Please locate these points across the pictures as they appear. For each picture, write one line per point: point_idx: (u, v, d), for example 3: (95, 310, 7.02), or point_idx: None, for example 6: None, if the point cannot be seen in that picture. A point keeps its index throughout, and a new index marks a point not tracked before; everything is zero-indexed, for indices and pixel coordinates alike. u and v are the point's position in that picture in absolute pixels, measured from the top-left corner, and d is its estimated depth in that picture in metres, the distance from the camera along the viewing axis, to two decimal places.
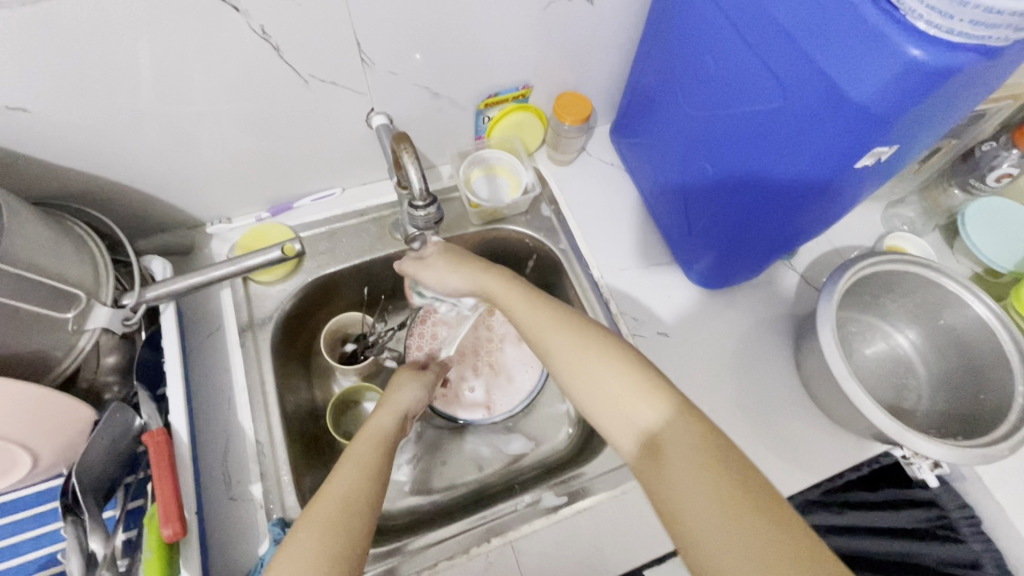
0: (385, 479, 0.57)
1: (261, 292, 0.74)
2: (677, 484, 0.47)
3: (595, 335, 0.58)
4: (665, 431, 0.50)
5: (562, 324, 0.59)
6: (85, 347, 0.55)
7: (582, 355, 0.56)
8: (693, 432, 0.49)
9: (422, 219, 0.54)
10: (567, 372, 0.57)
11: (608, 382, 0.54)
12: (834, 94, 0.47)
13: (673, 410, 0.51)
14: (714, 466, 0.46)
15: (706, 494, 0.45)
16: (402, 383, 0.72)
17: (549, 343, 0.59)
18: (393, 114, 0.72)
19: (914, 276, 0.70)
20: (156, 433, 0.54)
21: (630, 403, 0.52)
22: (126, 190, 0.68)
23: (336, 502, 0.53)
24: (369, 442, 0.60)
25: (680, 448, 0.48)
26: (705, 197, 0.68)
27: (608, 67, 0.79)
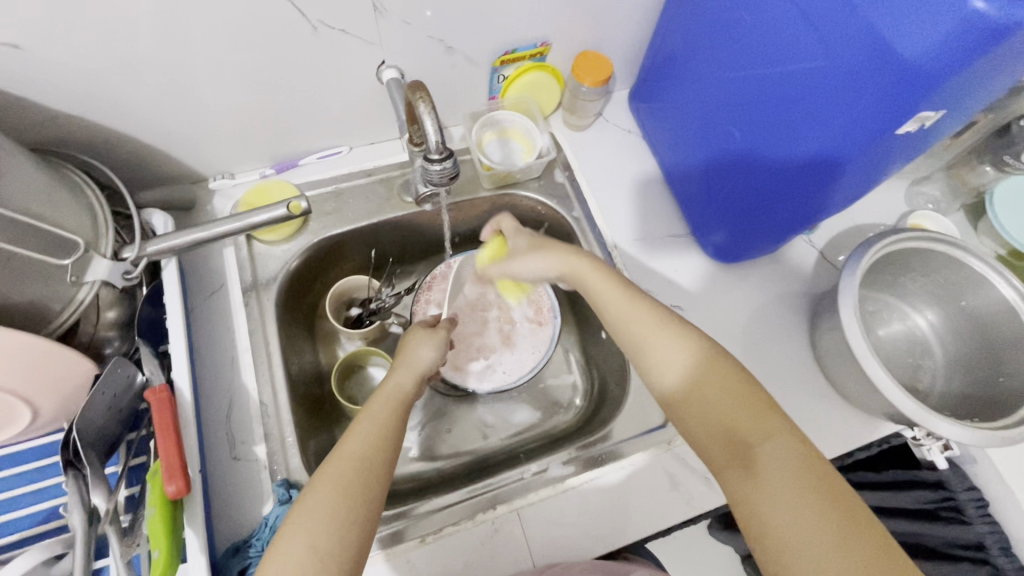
0: (398, 442, 0.57)
1: (265, 252, 0.72)
2: (778, 506, 0.45)
3: (698, 342, 0.55)
4: (765, 449, 0.48)
5: (663, 324, 0.57)
6: (84, 299, 0.53)
7: (687, 361, 0.54)
8: (797, 456, 0.47)
9: (438, 174, 0.51)
10: (661, 373, 0.55)
11: (709, 392, 0.53)
12: (881, 51, 0.44)
13: (776, 429, 0.49)
14: (822, 494, 0.45)
15: (816, 523, 0.43)
16: (419, 343, 0.69)
17: (646, 340, 0.57)
18: (405, 68, 0.69)
19: (939, 255, 0.67)
20: (158, 390, 0.53)
21: (728, 417, 0.51)
22: (125, 140, 0.65)
23: (352, 462, 0.53)
24: (386, 403, 0.60)
25: (783, 470, 0.46)
26: (729, 164, 0.65)
27: (631, 26, 0.75)
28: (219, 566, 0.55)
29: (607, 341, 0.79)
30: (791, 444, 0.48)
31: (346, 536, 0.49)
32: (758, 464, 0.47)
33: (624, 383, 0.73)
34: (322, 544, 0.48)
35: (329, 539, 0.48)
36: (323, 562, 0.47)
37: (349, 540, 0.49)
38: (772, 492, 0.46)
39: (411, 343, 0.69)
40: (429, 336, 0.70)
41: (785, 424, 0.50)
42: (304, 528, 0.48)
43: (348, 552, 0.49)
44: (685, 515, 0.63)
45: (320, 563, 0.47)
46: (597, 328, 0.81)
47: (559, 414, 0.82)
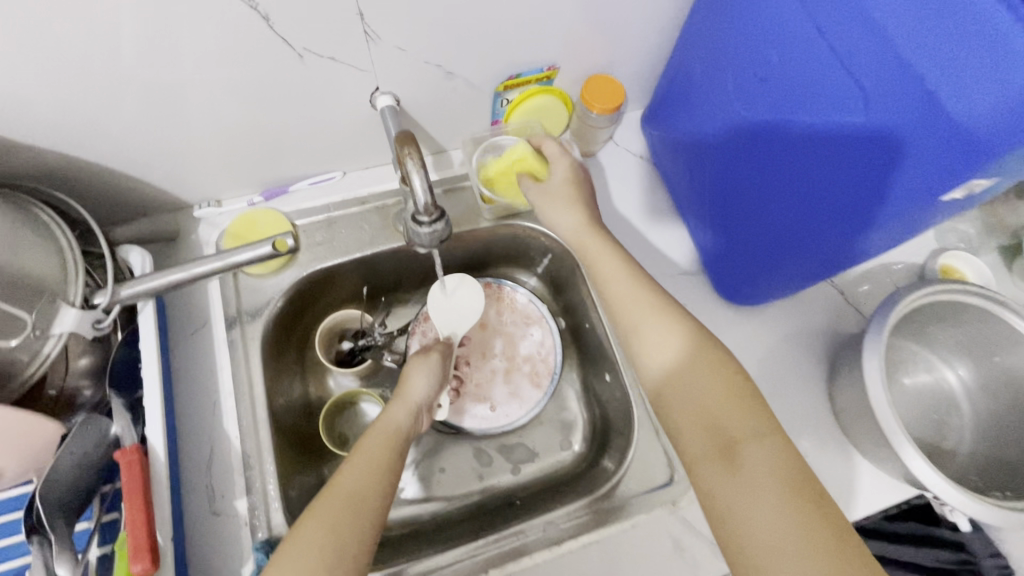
0: (393, 479, 0.56)
1: (252, 285, 0.68)
2: (752, 500, 0.46)
3: (697, 334, 0.56)
4: (749, 444, 0.48)
5: (663, 314, 0.57)
6: (51, 352, 0.49)
7: (685, 356, 0.55)
8: (779, 454, 0.47)
9: (427, 236, 0.47)
10: (661, 364, 0.56)
11: (700, 381, 0.53)
12: (931, 112, 0.40)
13: (762, 425, 0.49)
14: (796, 492, 0.45)
15: (787, 521, 0.44)
16: (415, 371, 0.67)
17: (646, 326, 0.58)
18: (401, 94, 0.64)
19: (972, 309, 0.62)
20: (128, 451, 0.50)
21: (715, 409, 0.51)
22: (101, 170, 0.61)
23: (345, 496, 0.52)
24: (380, 436, 0.58)
25: (764, 468, 0.47)
26: (748, 207, 0.61)
27: (645, 47, 0.70)
28: None
29: (612, 383, 0.74)
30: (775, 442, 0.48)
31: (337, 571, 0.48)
32: (739, 458, 0.48)
33: (628, 433, 0.69)
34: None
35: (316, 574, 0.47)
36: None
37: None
38: (746, 487, 0.46)
39: (407, 374, 0.67)
40: (423, 364, 0.68)
41: (773, 421, 0.50)
42: (294, 561, 0.47)
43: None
44: None
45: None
46: (602, 369, 0.76)
47: (559, 456, 0.78)
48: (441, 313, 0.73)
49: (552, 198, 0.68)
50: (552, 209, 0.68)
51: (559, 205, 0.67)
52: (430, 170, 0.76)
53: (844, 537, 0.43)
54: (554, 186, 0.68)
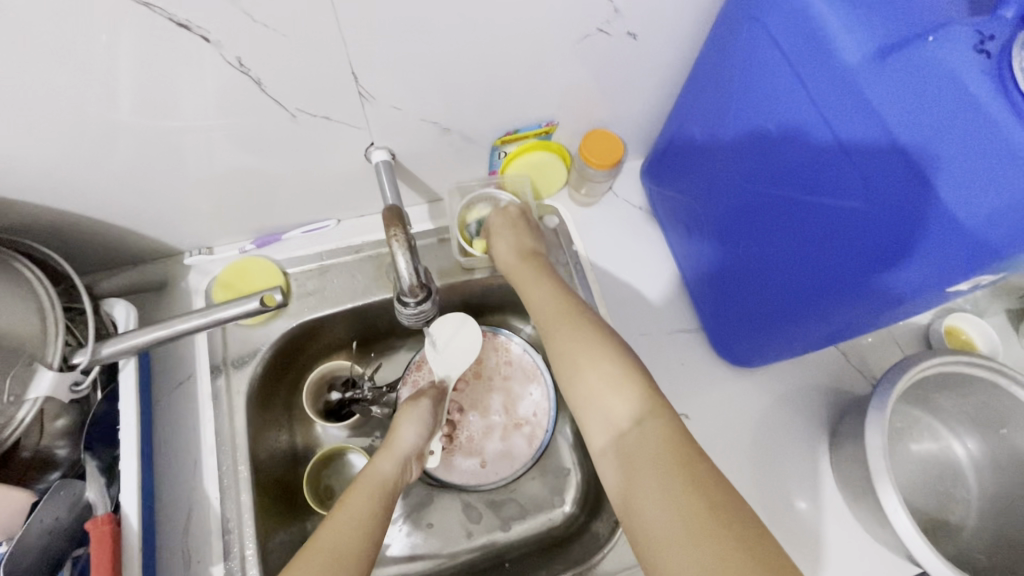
0: (378, 532, 0.54)
1: (240, 336, 0.67)
2: (639, 486, 0.46)
3: (589, 329, 0.57)
4: (634, 430, 0.49)
5: (563, 313, 0.59)
6: (25, 418, 0.48)
7: (576, 350, 0.56)
8: (662, 436, 0.47)
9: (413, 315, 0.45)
10: (558, 362, 0.57)
11: (587, 374, 0.54)
12: (933, 208, 0.39)
13: (645, 408, 0.50)
14: (675, 470, 0.45)
15: (666, 502, 0.43)
16: (404, 420, 0.66)
17: (548, 327, 0.59)
18: (396, 148, 0.64)
19: (977, 379, 0.60)
20: (99, 520, 0.48)
21: (609, 397, 0.52)
22: (90, 221, 0.60)
23: (322, 555, 0.50)
24: (365, 489, 0.57)
25: (646, 451, 0.47)
26: (749, 274, 0.60)
27: (646, 103, 0.69)
28: None
29: None
30: (653, 423, 0.48)
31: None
32: (628, 447, 0.48)
33: None
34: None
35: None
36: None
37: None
38: (634, 473, 0.47)
39: (397, 422, 0.67)
40: (413, 410, 0.67)
41: (656, 401, 0.50)
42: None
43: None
44: None
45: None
46: None
47: (550, 514, 0.75)
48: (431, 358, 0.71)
49: (498, 231, 0.69)
50: (497, 242, 0.68)
51: (501, 235, 0.68)
52: (425, 219, 0.75)
53: (720, 510, 0.42)
54: (499, 220, 0.69)
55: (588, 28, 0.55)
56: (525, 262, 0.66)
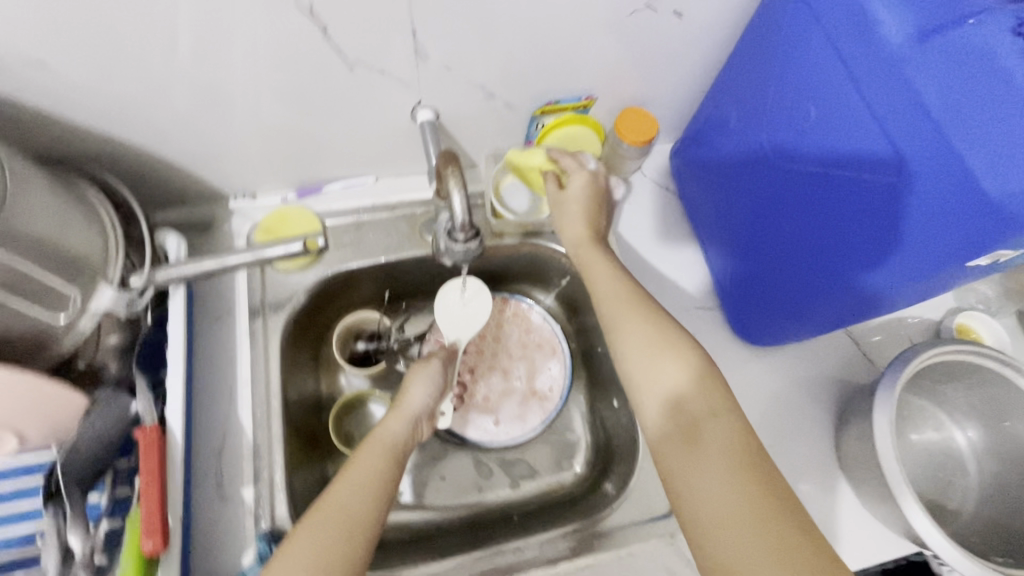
0: (390, 490, 0.57)
1: (278, 279, 0.70)
2: (709, 478, 0.47)
3: (663, 322, 0.56)
4: (710, 424, 0.49)
5: (634, 308, 0.58)
6: (85, 328, 0.52)
7: (652, 345, 0.55)
8: (736, 435, 0.48)
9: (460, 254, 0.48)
10: (628, 356, 0.56)
11: (662, 365, 0.53)
12: (963, 182, 0.41)
13: (722, 405, 0.50)
14: (748, 469, 0.47)
15: (738, 496, 0.45)
16: (415, 379, 0.68)
17: (618, 318, 0.58)
18: (441, 109, 0.66)
19: (987, 371, 0.62)
20: (148, 429, 0.51)
21: (679, 387, 0.52)
22: (148, 156, 0.63)
23: (335, 513, 0.52)
24: (376, 449, 0.59)
25: (722, 447, 0.48)
26: (775, 251, 0.62)
27: (683, 84, 0.72)
28: None
29: (619, 409, 0.76)
30: (731, 422, 0.49)
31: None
32: (700, 439, 0.49)
33: (631, 460, 0.69)
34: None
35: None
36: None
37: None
38: (702, 463, 0.47)
39: (408, 382, 0.68)
40: (425, 372, 0.69)
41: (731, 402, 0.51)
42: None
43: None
44: None
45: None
46: (611, 394, 0.77)
47: (558, 476, 0.78)
48: (449, 316, 0.72)
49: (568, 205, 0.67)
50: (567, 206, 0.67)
51: (570, 207, 0.67)
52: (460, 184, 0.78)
53: (790, 513, 0.45)
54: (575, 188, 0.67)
55: (637, 4, 0.58)
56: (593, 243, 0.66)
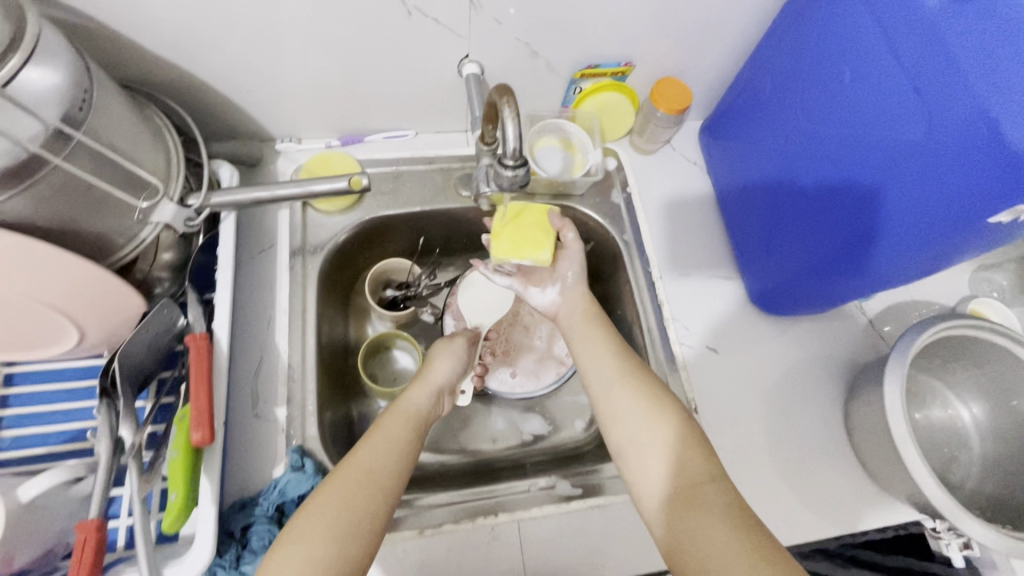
0: (413, 458, 0.57)
1: (318, 220, 0.73)
2: (711, 535, 0.45)
3: (658, 389, 0.57)
4: (710, 487, 0.48)
5: (628, 373, 0.58)
6: (146, 238, 0.54)
7: (650, 414, 0.54)
8: (733, 497, 0.47)
9: (508, 179, 0.50)
10: (626, 426, 0.55)
11: (658, 432, 0.53)
12: (990, 134, 0.43)
13: (720, 470, 0.49)
14: (751, 526, 0.45)
15: (743, 552, 0.43)
16: (439, 354, 0.70)
17: (610, 383, 0.58)
18: (486, 64, 0.69)
19: (998, 348, 0.64)
20: (198, 336, 0.54)
21: (666, 444, 0.52)
22: (206, 91, 0.66)
23: (359, 475, 0.52)
24: (402, 417, 0.60)
25: (723, 505, 0.46)
26: (799, 218, 0.64)
27: (719, 58, 0.74)
28: (223, 518, 0.56)
29: None
30: (728, 484, 0.48)
31: (350, 543, 0.47)
32: (700, 500, 0.47)
33: None
34: (322, 554, 0.46)
35: (328, 550, 0.46)
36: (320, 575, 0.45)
37: (353, 555, 0.47)
38: (704, 522, 0.46)
39: (432, 356, 0.69)
40: (450, 347, 0.71)
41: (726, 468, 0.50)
42: (306, 536, 0.46)
43: (347, 567, 0.46)
44: None
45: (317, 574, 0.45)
46: None
47: (571, 432, 0.81)
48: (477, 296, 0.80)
49: (567, 257, 0.69)
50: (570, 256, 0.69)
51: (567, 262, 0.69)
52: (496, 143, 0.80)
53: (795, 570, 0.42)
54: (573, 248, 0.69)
55: None
56: (588, 298, 0.68)
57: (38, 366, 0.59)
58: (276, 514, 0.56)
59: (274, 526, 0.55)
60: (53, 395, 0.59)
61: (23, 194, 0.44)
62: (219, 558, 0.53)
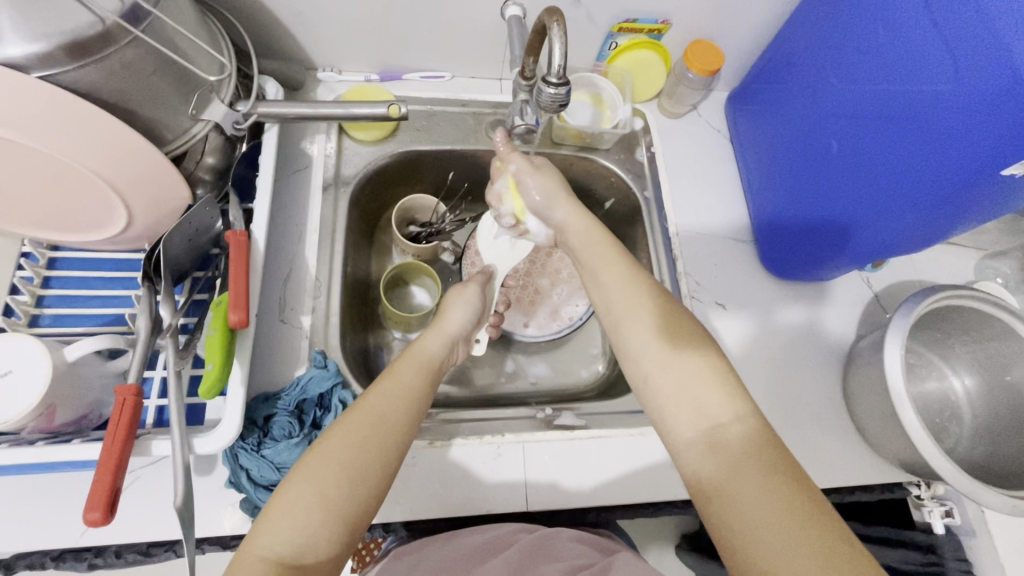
0: (426, 406, 0.55)
1: (352, 148, 0.76)
2: (743, 485, 0.43)
3: (682, 326, 0.52)
4: (736, 429, 0.46)
5: (648, 314, 0.53)
6: (196, 134, 0.56)
7: (665, 359, 0.50)
8: (761, 438, 0.45)
9: (548, 97, 0.54)
10: (647, 372, 0.51)
11: (675, 371, 0.49)
12: (1011, 83, 0.44)
13: (746, 408, 0.47)
14: (783, 473, 0.43)
15: (772, 501, 0.42)
16: (452, 304, 0.66)
17: (624, 319, 0.54)
18: (529, 9, 0.71)
19: (997, 322, 0.67)
20: (237, 232, 0.56)
21: (696, 389, 0.48)
22: (259, 11, 0.68)
23: (373, 419, 0.50)
24: (414, 362, 0.58)
25: (748, 451, 0.44)
26: (822, 176, 0.66)
27: (754, 26, 0.76)
28: (249, 408, 0.59)
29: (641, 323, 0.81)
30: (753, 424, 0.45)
31: (360, 489, 0.46)
32: (725, 445, 0.45)
33: None
34: (332, 489, 0.45)
35: (339, 489, 0.46)
36: (332, 512, 0.45)
37: (365, 496, 0.47)
38: (735, 466, 0.44)
39: (447, 305, 0.66)
40: (462, 296, 0.67)
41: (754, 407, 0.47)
42: (315, 474, 0.46)
43: (355, 507, 0.46)
44: (673, 495, 0.66)
45: (328, 509, 0.45)
46: None
47: (575, 379, 0.84)
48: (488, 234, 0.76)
49: (524, 184, 0.65)
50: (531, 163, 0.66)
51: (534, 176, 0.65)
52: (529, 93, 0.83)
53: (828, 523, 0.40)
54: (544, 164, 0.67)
55: None
56: (579, 212, 0.63)
57: (80, 253, 0.62)
58: (295, 410, 0.60)
59: (294, 420, 0.59)
60: (93, 282, 0.62)
61: (91, 68, 0.46)
62: (242, 441, 0.57)
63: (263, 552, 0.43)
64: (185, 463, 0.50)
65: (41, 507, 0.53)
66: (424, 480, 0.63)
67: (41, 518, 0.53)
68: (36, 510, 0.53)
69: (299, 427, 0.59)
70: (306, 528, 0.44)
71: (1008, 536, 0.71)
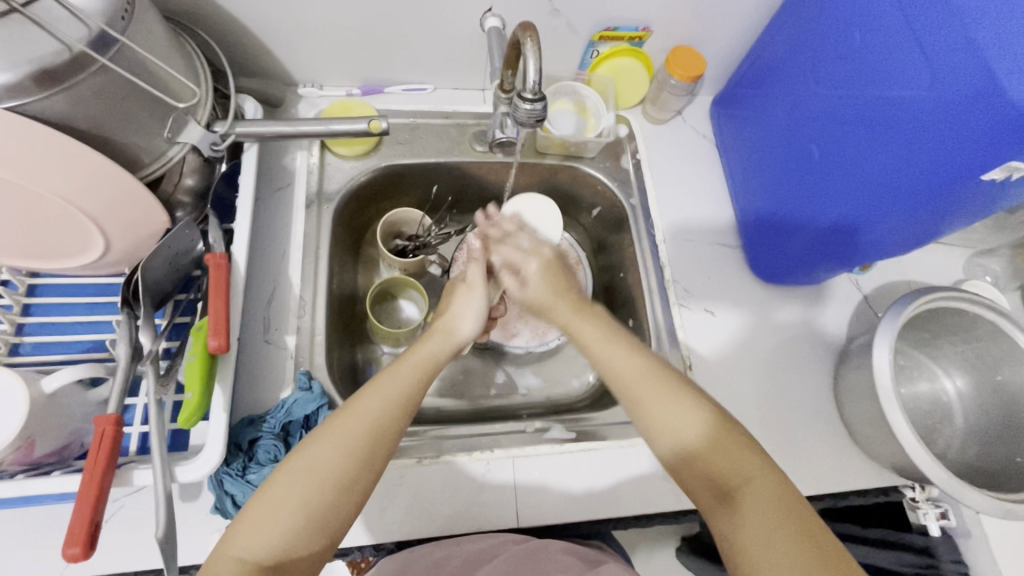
0: (417, 409, 0.53)
1: (335, 164, 0.75)
2: (765, 547, 0.44)
3: (685, 394, 0.53)
4: (750, 487, 0.47)
5: (650, 380, 0.54)
6: (172, 157, 0.56)
7: (675, 426, 0.51)
8: (776, 497, 0.46)
9: (525, 113, 0.54)
10: (649, 420, 0.52)
11: (684, 434, 0.50)
12: (987, 88, 0.44)
13: (757, 464, 0.48)
14: (802, 532, 0.44)
15: (792, 559, 0.43)
16: (460, 312, 0.64)
17: (631, 391, 0.54)
18: (508, 19, 0.71)
19: (986, 324, 0.66)
20: (218, 255, 0.56)
21: (708, 455, 0.49)
22: (235, 29, 0.68)
23: (365, 424, 0.49)
24: (413, 367, 0.55)
25: (767, 507, 0.46)
26: (804, 179, 0.66)
27: (736, 30, 0.76)
28: (233, 432, 0.59)
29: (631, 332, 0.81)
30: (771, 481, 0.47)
31: (344, 501, 0.46)
32: (741, 502, 0.47)
33: None
34: (315, 500, 0.45)
35: (322, 497, 0.45)
36: (315, 522, 0.45)
37: (346, 505, 0.47)
38: (758, 530, 0.45)
39: (453, 311, 0.65)
40: (469, 301, 0.65)
41: (770, 464, 0.49)
42: (302, 482, 0.45)
43: (335, 518, 0.46)
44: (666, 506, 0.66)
45: (309, 518, 0.45)
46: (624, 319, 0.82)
47: (567, 390, 0.83)
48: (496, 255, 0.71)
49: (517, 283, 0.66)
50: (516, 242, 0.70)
51: (530, 265, 0.66)
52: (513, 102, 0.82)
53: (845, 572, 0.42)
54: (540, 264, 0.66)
55: None
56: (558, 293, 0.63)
57: (60, 279, 0.62)
58: (281, 432, 0.59)
59: (280, 443, 0.59)
60: (73, 308, 0.61)
61: (61, 96, 0.45)
62: (226, 466, 0.56)
63: (240, 552, 0.43)
64: (166, 492, 0.49)
65: (24, 540, 0.53)
66: (414, 497, 0.63)
67: (25, 551, 0.52)
68: (18, 544, 0.52)
69: (285, 450, 0.58)
70: (284, 540, 0.44)
71: (1003, 536, 0.71)
